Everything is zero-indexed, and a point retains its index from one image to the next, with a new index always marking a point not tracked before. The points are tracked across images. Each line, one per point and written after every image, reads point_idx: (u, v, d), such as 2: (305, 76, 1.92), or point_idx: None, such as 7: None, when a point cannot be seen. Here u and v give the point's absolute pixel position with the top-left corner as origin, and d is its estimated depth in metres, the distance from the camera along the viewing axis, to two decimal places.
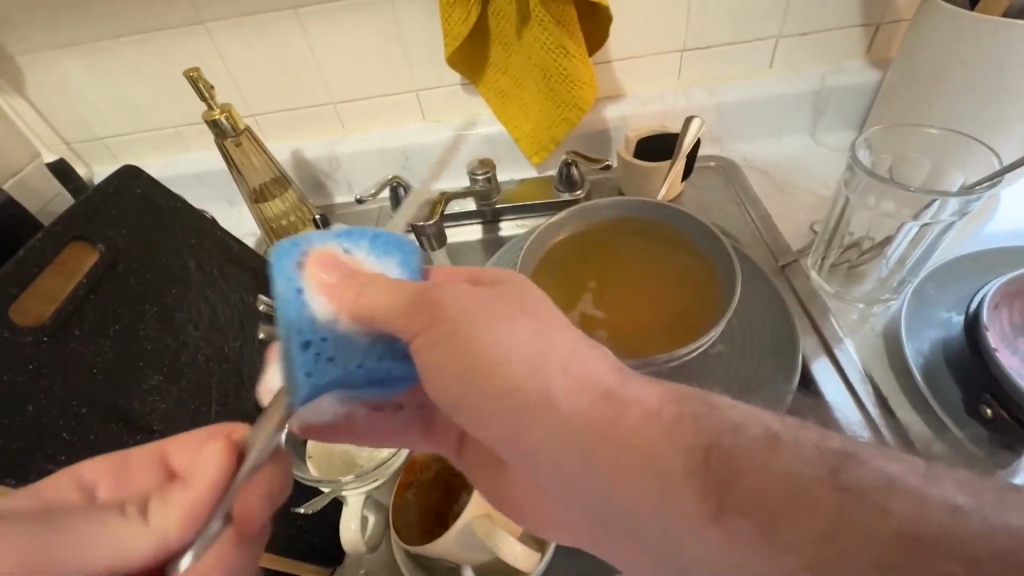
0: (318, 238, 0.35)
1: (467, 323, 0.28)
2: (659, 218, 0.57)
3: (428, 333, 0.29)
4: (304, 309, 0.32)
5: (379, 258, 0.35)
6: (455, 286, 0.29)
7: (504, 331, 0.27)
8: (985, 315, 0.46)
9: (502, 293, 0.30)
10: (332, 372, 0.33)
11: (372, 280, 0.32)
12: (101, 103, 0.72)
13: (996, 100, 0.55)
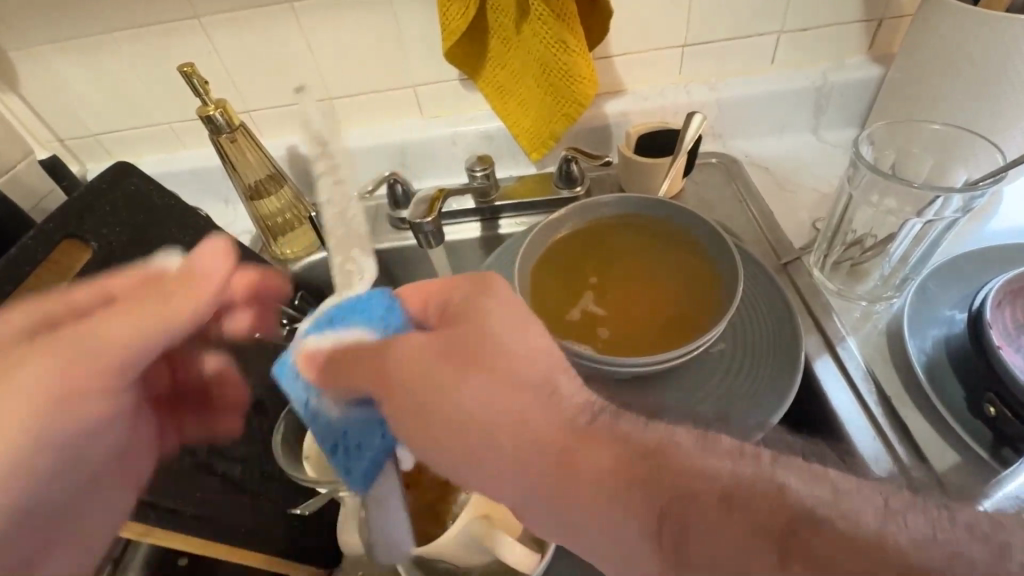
0: (295, 342, 0.38)
1: (418, 383, 0.33)
2: (661, 215, 0.56)
3: (402, 407, 0.33)
4: (321, 420, 0.37)
5: (347, 327, 0.37)
6: (413, 343, 0.34)
7: (456, 385, 0.33)
8: (988, 313, 0.46)
9: (452, 339, 0.34)
10: (369, 457, 0.38)
11: (344, 370, 0.35)
12: (95, 100, 0.71)
13: (1000, 96, 0.54)
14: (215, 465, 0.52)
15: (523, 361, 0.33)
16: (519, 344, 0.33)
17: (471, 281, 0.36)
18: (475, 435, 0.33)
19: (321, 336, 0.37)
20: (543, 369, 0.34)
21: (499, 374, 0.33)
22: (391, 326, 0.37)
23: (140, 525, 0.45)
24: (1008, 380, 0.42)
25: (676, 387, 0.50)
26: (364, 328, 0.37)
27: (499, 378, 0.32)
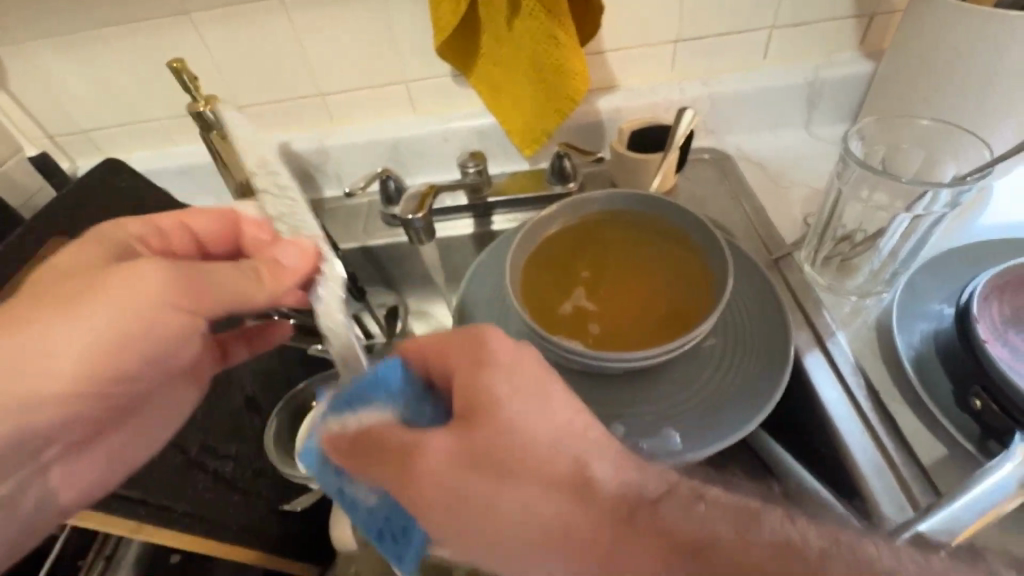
0: (314, 437, 0.36)
1: (468, 492, 0.32)
2: (651, 211, 0.56)
3: (452, 516, 0.33)
4: (361, 511, 0.36)
5: (366, 407, 0.36)
6: (443, 441, 0.33)
7: (498, 496, 0.32)
8: (975, 308, 0.46)
9: (475, 434, 0.33)
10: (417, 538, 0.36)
11: (376, 462, 0.34)
12: (84, 95, 0.70)
13: (988, 92, 0.54)
14: (208, 462, 0.52)
15: (547, 461, 0.33)
16: (540, 428, 0.33)
17: (472, 345, 0.37)
18: (521, 547, 0.32)
19: (342, 424, 0.35)
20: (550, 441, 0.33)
21: (531, 477, 0.32)
22: (411, 402, 0.37)
23: (130, 522, 0.45)
24: (994, 371, 0.43)
25: (667, 382, 0.50)
26: (384, 407, 0.36)
27: (533, 484, 0.32)
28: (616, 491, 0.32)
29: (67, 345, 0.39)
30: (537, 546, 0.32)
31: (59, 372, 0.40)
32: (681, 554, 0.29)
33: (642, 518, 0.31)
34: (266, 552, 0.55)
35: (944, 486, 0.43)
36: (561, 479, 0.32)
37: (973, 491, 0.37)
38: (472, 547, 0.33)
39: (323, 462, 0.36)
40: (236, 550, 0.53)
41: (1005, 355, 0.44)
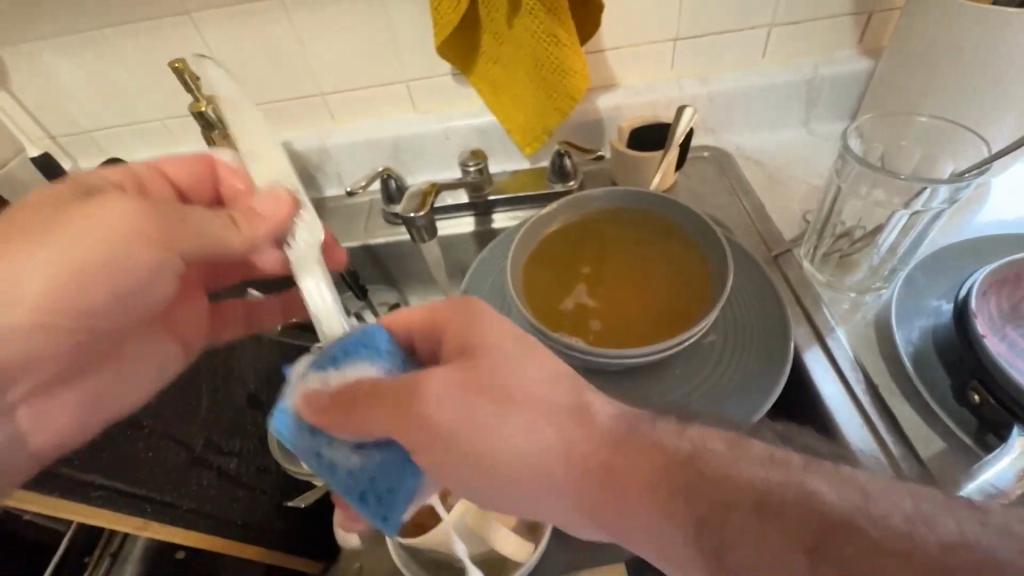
0: (290, 394, 0.35)
1: (468, 417, 0.34)
2: (650, 208, 0.57)
3: (441, 442, 0.34)
4: (340, 474, 0.34)
5: (350, 366, 0.36)
6: (436, 378, 0.34)
7: (495, 426, 0.34)
8: (973, 303, 0.47)
9: (477, 370, 0.35)
10: (402, 490, 0.36)
11: (369, 406, 0.33)
12: (86, 96, 0.71)
13: (985, 88, 0.55)
14: (211, 459, 0.52)
15: (540, 391, 0.35)
16: (531, 369, 0.35)
17: (457, 308, 0.38)
18: (521, 479, 0.34)
19: (324, 380, 0.35)
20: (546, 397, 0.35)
21: (530, 408, 0.34)
22: (394, 362, 0.37)
23: (137, 518, 0.45)
24: (992, 366, 0.43)
25: (668, 378, 0.50)
26: (368, 364, 0.36)
27: (530, 413, 0.34)
28: (609, 420, 0.34)
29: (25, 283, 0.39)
30: (535, 477, 0.34)
31: (25, 301, 0.40)
32: (676, 466, 0.31)
33: (639, 434, 0.33)
34: (265, 547, 0.56)
35: (943, 480, 0.44)
36: (555, 407, 0.34)
37: (970, 485, 0.39)
38: (468, 475, 0.35)
39: (300, 429, 0.35)
40: (233, 544, 0.53)
41: (1003, 350, 0.45)
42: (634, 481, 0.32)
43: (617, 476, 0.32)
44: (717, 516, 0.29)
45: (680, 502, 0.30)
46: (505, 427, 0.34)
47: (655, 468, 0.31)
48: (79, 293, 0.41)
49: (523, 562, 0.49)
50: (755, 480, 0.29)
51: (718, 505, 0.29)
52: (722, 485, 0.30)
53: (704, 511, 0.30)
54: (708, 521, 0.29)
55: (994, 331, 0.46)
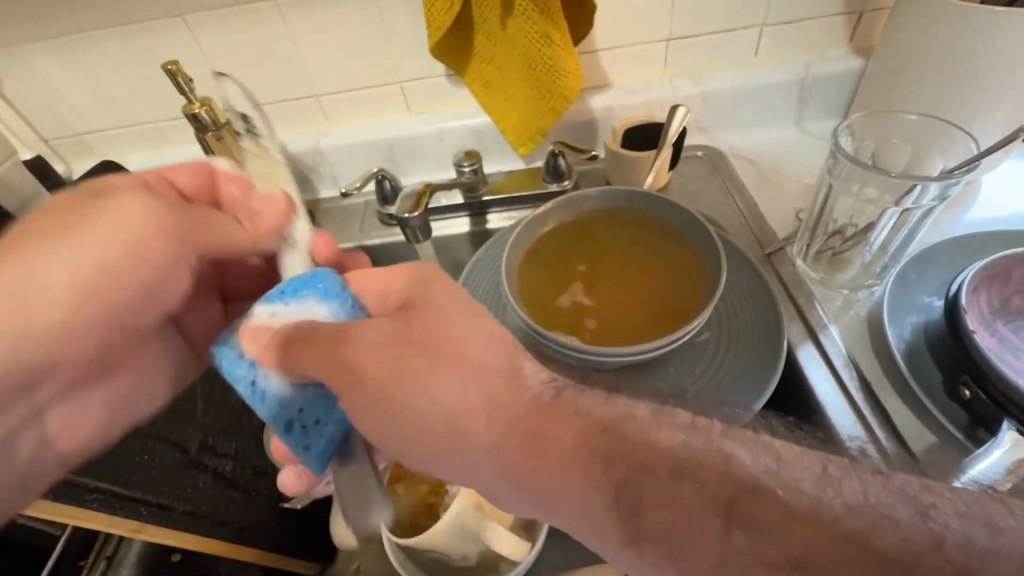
0: (240, 325, 0.37)
1: (387, 365, 0.34)
2: (644, 206, 0.57)
3: (366, 397, 0.34)
4: (270, 400, 0.36)
5: (300, 304, 0.37)
6: (365, 329, 0.34)
7: (418, 374, 0.33)
8: (964, 299, 0.47)
9: (411, 324, 0.35)
10: (329, 428, 0.38)
11: (300, 342, 0.34)
12: (80, 99, 0.71)
13: (974, 87, 0.55)
14: (207, 461, 0.52)
15: (473, 348, 0.34)
16: (465, 326, 0.35)
17: (411, 268, 0.38)
18: (443, 436, 0.33)
19: (273, 313, 0.36)
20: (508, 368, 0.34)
21: (455, 361, 0.33)
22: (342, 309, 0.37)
23: (133, 521, 0.45)
24: (983, 362, 0.43)
25: (663, 376, 0.51)
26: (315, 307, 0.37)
27: (455, 365, 0.33)
28: (540, 385, 0.33)
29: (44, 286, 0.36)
30: (455, 434, 0.33)
31: (46, 310, 0.37)
32: (598, 430, 0.31)
33: (562, 400, 0.32)
34: (265, 550, 0.55)
35: (935, 474, 0.44)
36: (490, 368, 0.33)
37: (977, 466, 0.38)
38: (388, 428, 0.34)
39: (243, 356, 0.36)
40: (231, 547, 0.53)
41: (993, 346, 0.46)
42: (555, 450, 0.31)
43: (537, 440, 0.31)
44: (635, 481, 0.29)
45: (599, 462, 0.30)
46: (438, 387, 0.33)
47: (577, 432, 0.31)
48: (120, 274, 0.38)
49: (520, 562, 0.49)
50: (678, 448, 0.30)
51: (639, 471, 0.29)
52: (641, 450, 0.30)
53: (623, 477, 0.30)
54: (626, 488, 0.29)
55: (983, 327, 0.47)
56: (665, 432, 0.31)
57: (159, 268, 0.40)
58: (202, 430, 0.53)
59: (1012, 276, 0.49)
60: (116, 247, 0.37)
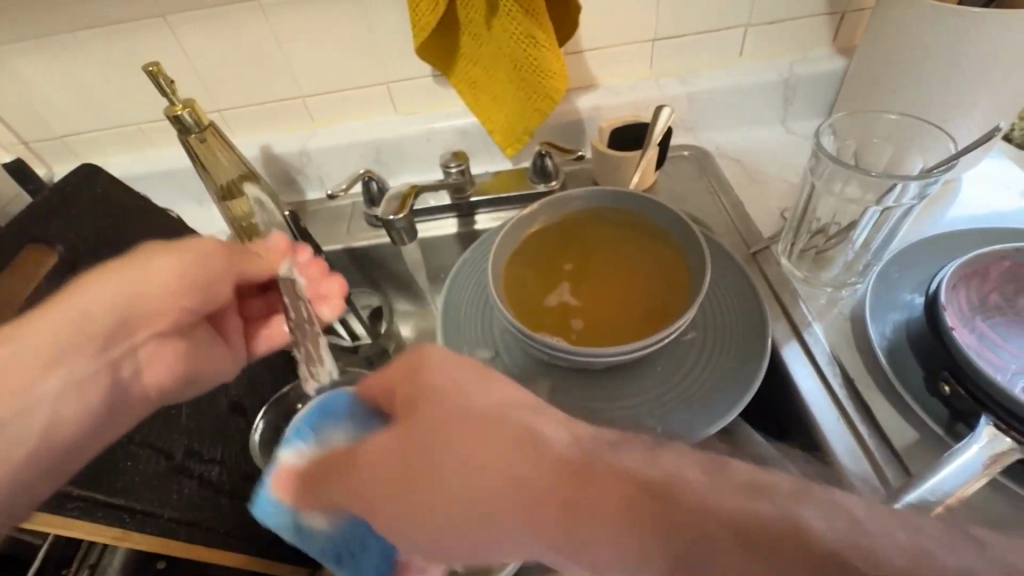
0: (269, 476, 0.39)
1: (397, 458, 0.30)
2: (630, 207, 0.57)
3: (393, 499, 0.30)
4: (317, 537, 0.39)
5: (324, 439, 0.40)
6: (375, 440, 0.31)
7: (436, 464, 0.29)
8: (943, 297, 0.48)
9: (412, 415, 0.31)
10: (375, 545, 0.42)
11: (326, 476, 0.33)
12: (60, 101, 0.70)
13: (952, 86, 0.56)
14: (193, 467, 0.51)
15: (488, 414, 0.30)
16: (477, 398, 0.32)
17: (404, 358, 0.35)
18: (478, 524, 0.29)
19: (301, 453, 0.39)
20: (520, 419, 0.31)
21: (472, 433, 0.30)
22: (357, 423, 0.40)
23: (116, 529, 0.43)
24: (962, 359, 0.44)
25: (650, 376, 0.51)
26: (341, 433, 0.40)
27: (472, 437, 0.29)
28: (564, 446, 0.29)
29: (141, 284, 0.46)
30: (488, 518, 0.28)
31: (145, 291, 0.46)
32: (649, 495, 0.26)
33: (595, 464, 0.28)
34: (252, 556, 0.54)
35: (915, 468, 0.45)
36: (500, 437, 0.29)
37: (950, 465, 0.39)
38: (424, 529, 0.30)
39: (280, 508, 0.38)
40: (218, 553, 0.51)
41: (972, 341, 0.47)
42: (603, 524, 0.26)
43: (579, 510, 0.27)
44: (698, 552, 0.25)
45: (654, 535, 0.26)
46: (461, 472, 0.29)
47: (621, 500, 0.27)
48: (115, 298, 0.45)
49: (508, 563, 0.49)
50: (738, 512, 0.25)
51: (698, 541, 0.25)
52: (693, 517, 0.26)
53: (684, 546, 0.25)
54: (691, 560, 0.25)
55: (961, 324, 0.48)
56: (726, 495, 0.26)
57: (212, 290, 0.49)
58: (188, 436, 0.52)
59: (990, 274, 0.50)
60: (188, 266, 0.47)
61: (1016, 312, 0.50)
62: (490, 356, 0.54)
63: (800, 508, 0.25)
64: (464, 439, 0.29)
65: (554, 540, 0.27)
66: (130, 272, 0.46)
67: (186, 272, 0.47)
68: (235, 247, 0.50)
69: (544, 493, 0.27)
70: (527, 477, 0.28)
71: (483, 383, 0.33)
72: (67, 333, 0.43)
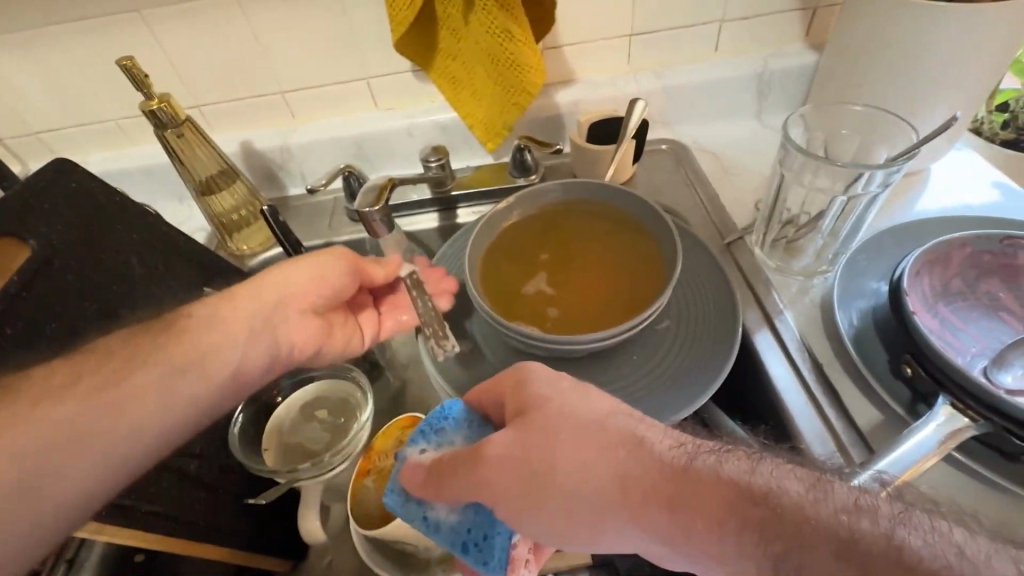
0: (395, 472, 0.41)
1: (523, 459, 0.35)
2: (606, 198, 0.58)
3: (520, 487, 0.35)
4: (445, 531, 0.38)
5: (441, 435, 0.40)
6: (496, 441, 0.36)
7: (558, 464, 0.34)
8: (906, 283, 0.49)
9: (534, 422, 0.36)
10: (499, 539, 0.38)
11: (454, 478, 0.36)
12: (35, 96, 0.69)
13: (916, 80, 0.58)
14: (174, 462, 0.50)
15: (597, 422, 0.36)
16: (581, 409, 0.37)
17: (509, 373, 0.40)
18: (584, 510, 0.34)
19: (421, 449, 0.40)
20: (624, 423, 0.36)
21: (583, 438, 0.35)
22: (470, 427, 0.41)
23: (91, 523, 0.42)
24: (924, 343, 0.45)
25: (624, 363, 0.52)
26: (456, 433, 0.40)
27: (581, 437, 0.35)
28: (669, 450, 0.34)
29: (284, 278, 0.51)
30: (589, 506, 0.34)
31: (285, 287, 0.51)
32: (749, 500, 0.31)
33: (697, 466, 0.33)
34: (229, 549, 0.53)
35: (878, 447, 0.46)
36: (614, 441, 0.35)
37: (907, 442, 0.41)
38: (543, 515, 0.35)
39: (407, 497, 0.40)
40: (189, 545, 0.49)
41: (933, 325, 0.49)
42: (703, 518, 0.31)
43: (683, 504, 0.32)
44: (793, 555, 0.29)
45: (753, 535, 0.30)
46: (568, 467, 0.34)
47: (724, 501, 0.31)
48: (258, 289, 0.50)
49: None
50: (838, 528, 0.29)
51: (796, 548, 0.29)
52: (795, 527, 0.30)
53: (781, 550, 0.29)
54: (785, 562, 0.29)
55: (922, 308, 0.49)
56: (824, 511, 0.30)
57: (343, 281, 0.54)
58: None
59: (953, 260, 0.52)
60: (321, 263, 0.53)
61: (977, 297, 0.51)
62: (470, 348, 0.55)
63: (859, 520, 0.29)
64: (581, 438, 0.35)
65: (645, 518, 0.33)
66: (278, 270, 0.51)
67: (323, 269, 0.53)
68: (360, 256, 0.56)
69: (645, 484, 0.33)
70: (624, 474, 0.34)
71: (585, 392, 0.38)
72: (246, 310, 0.48)
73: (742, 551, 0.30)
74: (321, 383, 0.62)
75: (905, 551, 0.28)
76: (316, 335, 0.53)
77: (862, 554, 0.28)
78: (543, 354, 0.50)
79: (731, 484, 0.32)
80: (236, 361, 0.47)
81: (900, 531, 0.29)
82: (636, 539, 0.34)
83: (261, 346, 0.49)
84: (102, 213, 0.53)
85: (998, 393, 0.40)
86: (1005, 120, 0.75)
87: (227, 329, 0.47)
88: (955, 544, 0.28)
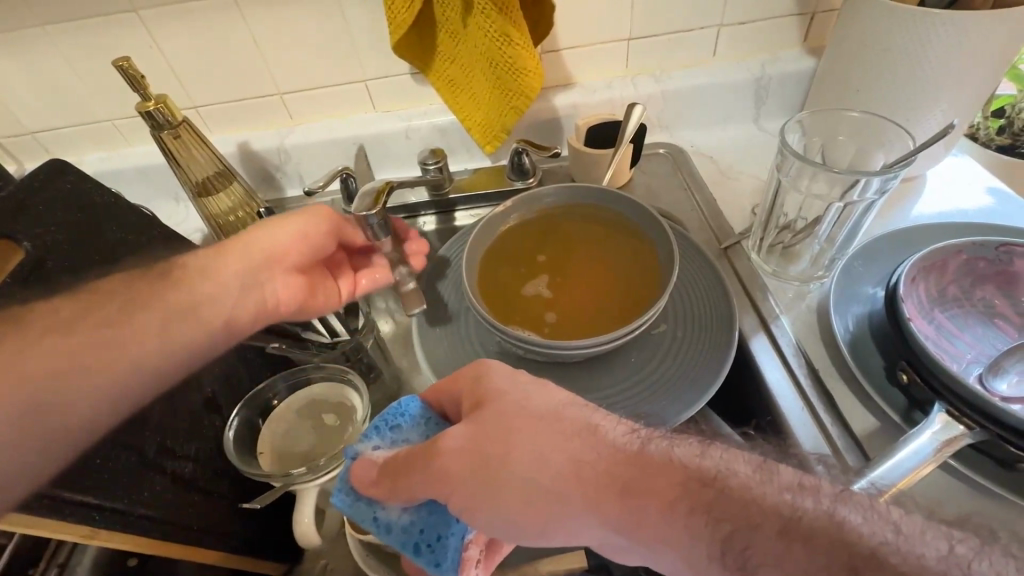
0: (346, 469, 0.40)
1: (473, 447, 0.36)
2: (601, 203, 0.58)
3: (478, 481, 0.35)
4: (396, 530, 0.38)
5: (395, 433, 0.42)
6: (452, 434, 0.37)
7: (514, 453, 0.35)
8: (901, 290, 0.49)
9: (489, 418, 0.37)
10: (453, 540, 0.38)
11: (407, 477, 0.36)
12: (31, 96, 0.68)
13: (912, 86, 0.58)
14: (166, 463, 0.49)
15: (552, 413, 0.37)
16: (537, 399, 0.38)
17: (468, 369, 0.41)
18: (541, 506, 0.35)
19: (374, 447, 0.40)
20: (582, 414, 0.37)
21: (539, 428, 0.36)
22: (428, 424, 0.42)
23: (86, 527, 0.42)
24: (920, 350, 0.45)
25: (618, 366, 0.52)
26: (411, 432, 0.42)
27: (539, 427, 0.36)
28: (623, 436, 0.36)
29: (264, 237, 0.52)
30: (552, 500, 0.34)
31: (266, 249, 0.52)
32: (701, 489, 0.32)
33: (649, 450, 0.34)
34: (227, 551, 0.53)
35: (874, 453, 0.46)
36: (571, 427, 0.36)
37: (905, 448, 0.41)
38: (505, 511, 0.35)
39: (357, 497, 0.39)
40: (191, 550, 0.50)
41: (929, 331, 0.49)
42: (653, 505, 0.32)
43: (635, 490, 0.33)
44: (741, 536, 0.31)
45: (701, 517, 0.32)
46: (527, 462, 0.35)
47: (680, 491, 0.32)
48: (237, 251, 0.51)
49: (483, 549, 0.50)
50: (782, 506, 0.31)
51: (743, 528, 0.31)
52: (741, 503, 0.31)
53: (728, 532, 0.31)
54: (732, 542, 0.31)
55: (917, 313, 0.50)
56: (770, 490, 0.32)
57: (323, 238, 0.55)
58: (160, 433, 0.50)
59: (948, 267, 0.52)
60: (297, 222, 0.54)
61: (972, 302, 0.52)
62: (465, 346, 0.56)
63: (803, 499, 0.31)
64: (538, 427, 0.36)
65: (601, 512, 0.33)
66: (256, 233, 0.52)
67: (298, 232, 0.54)
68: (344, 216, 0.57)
69: (604, 477, 0.34)
70: (578, 467, 0.34)
71: (543, 386, 0.39)
72: (233, 270, 0.50)
73: (692, 536, 0.31)
74: (317, 385, 0.61)
75: (842, 527, 0.29)
76: (299, 293, 0.54)
77: (804, 532, 0.29)
78: (543, 358, 0.50)
79: (682, 470, 0.33)
80: (222, 317, 0.49)
81: (841, 510, 0.30)
82: (592, 535, 0.35)
83: (252, 302, 0.51)
84: (93, 214, 0.52)
85: (994, 400, 0.40)
86: (1000, 126, 0.76)
87: (213, 282, 0.50)
88: (894, 523, 0.30)
